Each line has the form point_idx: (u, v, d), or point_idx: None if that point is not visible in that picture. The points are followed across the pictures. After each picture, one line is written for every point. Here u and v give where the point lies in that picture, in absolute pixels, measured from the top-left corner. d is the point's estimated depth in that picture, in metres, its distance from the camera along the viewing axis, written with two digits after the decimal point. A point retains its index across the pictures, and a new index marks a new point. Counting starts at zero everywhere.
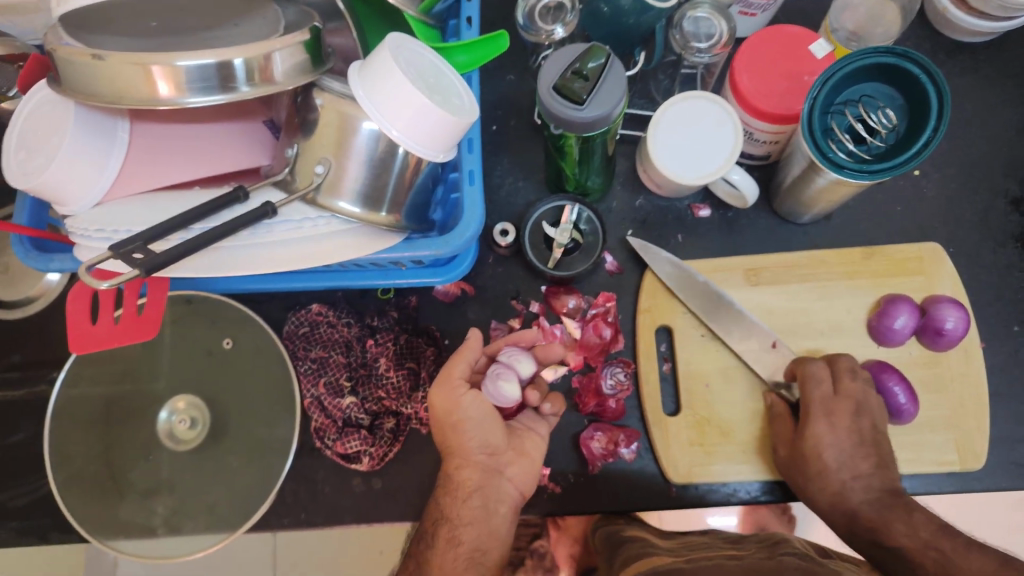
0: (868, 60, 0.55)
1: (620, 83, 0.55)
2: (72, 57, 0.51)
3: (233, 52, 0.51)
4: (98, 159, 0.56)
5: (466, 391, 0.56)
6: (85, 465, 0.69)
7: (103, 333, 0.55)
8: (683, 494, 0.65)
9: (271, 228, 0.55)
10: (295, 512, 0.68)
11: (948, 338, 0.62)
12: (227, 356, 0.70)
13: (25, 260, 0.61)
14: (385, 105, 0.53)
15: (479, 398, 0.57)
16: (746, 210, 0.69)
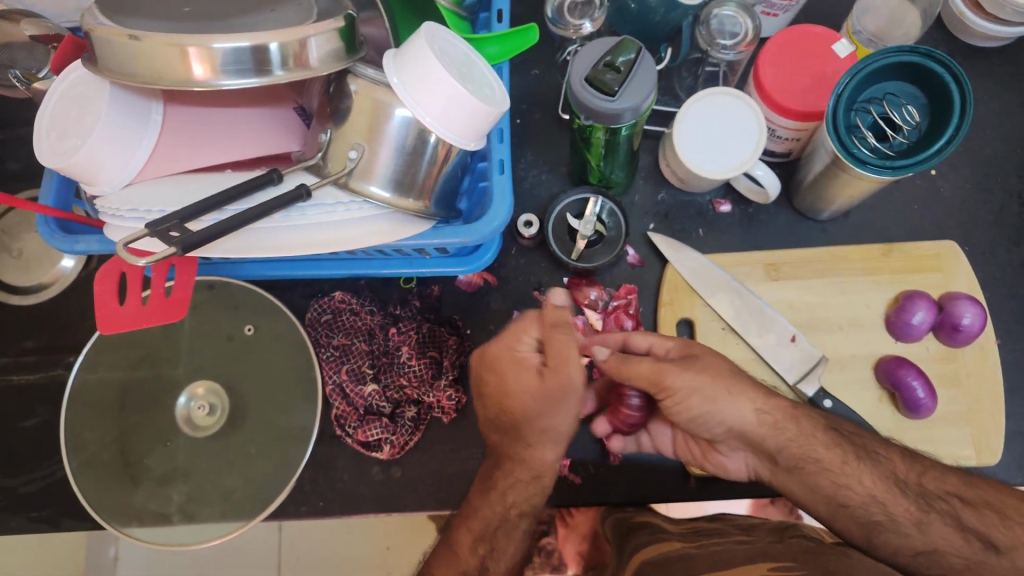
0: (892, 60, 0.56)
1: (650, 76, 0.56)
2: (110, 37, 0.51)
3: (269, 36, 0.51)
4: (132, 140, 0.56)
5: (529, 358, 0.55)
6: (99, 450, 0.68)
7: (130, 314, 0.54)
8: (703, 486, 0.66)
9: (305, 211, 0.56)
10: (313, 500, 0.68)
11: (965, 334, 0.64)
12: (247, 343, 0.70)
13: (51, 242, 0.59)
14: (419, 92, 0.53)
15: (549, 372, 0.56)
16: (766, 206, 0.71)
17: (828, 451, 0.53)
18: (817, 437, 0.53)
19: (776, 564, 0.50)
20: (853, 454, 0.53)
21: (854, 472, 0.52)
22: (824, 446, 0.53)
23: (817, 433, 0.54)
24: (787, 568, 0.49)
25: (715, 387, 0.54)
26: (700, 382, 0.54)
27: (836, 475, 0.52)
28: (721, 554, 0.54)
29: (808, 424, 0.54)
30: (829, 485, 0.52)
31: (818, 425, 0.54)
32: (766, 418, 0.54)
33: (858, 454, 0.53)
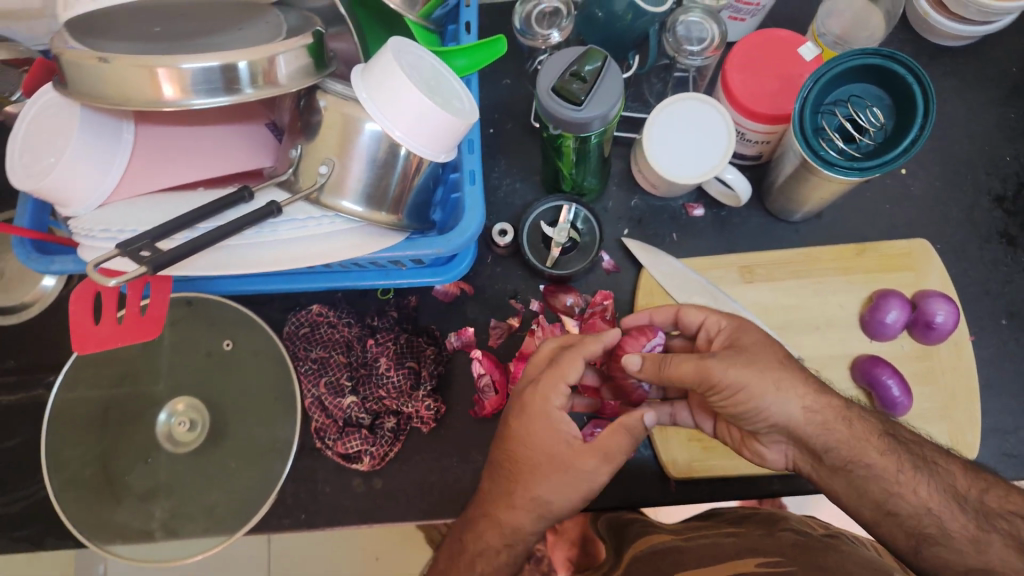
0: (856, 62, 0.57)
1: (617, 84, 0.57)
2: (80, 60, 0.52)
3: (237, 55, 0.52)
4: (103, 161, 0.56)
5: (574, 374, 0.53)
6: (81, 468, 0.68)
7: (105, 333, 0.55)
8: (683, 490, 0.67)
9: (275, 227, 0.56)
10: (295, 513, 0.67)
11: (939, 331, 0.64)
12: (226, 358, 0.70)
13: (25, 262, 0.60)
14: (387, 106, 0.54)
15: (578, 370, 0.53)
16: (738, 209, 0.71)
17: (883, 457, 0.51)
18: (872, 441, 0.51)
19: (766, 559, 0.48)
20: (911, 460, 0.51)
21: (908, 481, 0.50)
22: (876, 450, 0.51)
23: (869, 433, 0.52)
24: (775, 562, 0.47)
25: (763, 381, 0.51)
26: (752, 380, 0.51)
27: (888, 481, 0.50)
28: (708, 547, 0.54)
29: (862, 423, 0.52)
30: (880, 491, 0.50)
31: (871, 426, 0.52)
32: (814, 416, 0.51)
33: (913, 461, 0.51)
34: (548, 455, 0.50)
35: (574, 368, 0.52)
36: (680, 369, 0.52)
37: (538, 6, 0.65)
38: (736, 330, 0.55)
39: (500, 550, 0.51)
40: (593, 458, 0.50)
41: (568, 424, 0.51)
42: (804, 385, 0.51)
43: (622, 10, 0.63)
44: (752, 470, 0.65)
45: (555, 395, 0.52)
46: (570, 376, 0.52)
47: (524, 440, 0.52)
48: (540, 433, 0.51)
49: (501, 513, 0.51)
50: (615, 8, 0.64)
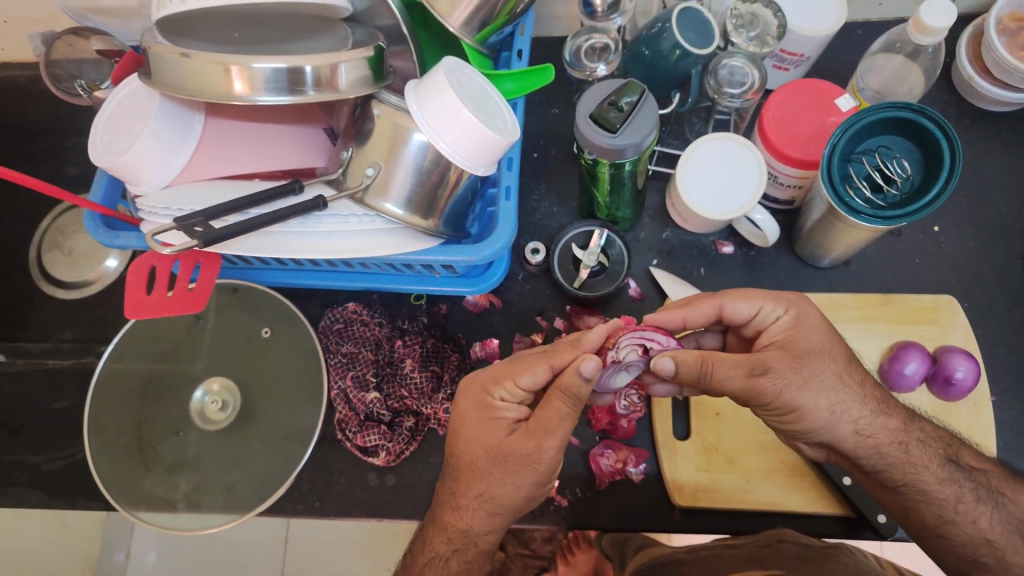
0: (885, 114, 0.58)
1: (653, 117, 0.60)
2: (164, 54, 0.57)
3: (304, 60, 0.57)
4: (175, 146, 0.61)
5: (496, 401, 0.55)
6: (118, 434, 0.73)
7: (155, 303, 0.59)
8: (686, 519, 0.67)
9: (320, 220, 0.60)
10: (308, 500, 0.69)
11: (958, 387, 0.64)
12: (264, 345, 0.74)
13: (94, 235, 0.65)
14: (434, 118, 0.58)
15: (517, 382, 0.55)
16: (767, 250, 0.73)
17: (945, 487, 0.54)
18: (931, 467, 0.54)
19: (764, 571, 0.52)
20: (975, 492, 0.53)
21: (968, 512, 0.53)
22: (936, 478, 0.54)
23: (929, 458, 0.54)
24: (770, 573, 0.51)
25: (818, 406, 0.53)
26: (807, 401, 0.53)
27: (946, 509, 0.53)
28: (707, 560, 0.58)
29: (921, 448, 0.55)
30: (934, 517, 0.53)
31: (934, 453, 0.55)
32: (865, 440, 0.55)
33: (978, 492, 0.53)
34: (480, 435, 0.55)
35: (534, 376, 0.54)
36: (724, 383, 0.53)
37: (588, 40, 0.69)
38: (795, 330, 0.55)
39: (448, 556, 0.57)
40: (533, 441, 0.52)
41: (509, 410, 0.55)
42: (860, 407, 0.54)
43: (668, 48, 0.67)
44: (756, 505, 0.66)
45: (493, 387, 0.56)
46: (523, 380, 0.54)
47: (462, 425, 0.56)
48: (475, 421, 0.55)
49: (451, 520, 0.57)
50: (662, 47, 0.67)
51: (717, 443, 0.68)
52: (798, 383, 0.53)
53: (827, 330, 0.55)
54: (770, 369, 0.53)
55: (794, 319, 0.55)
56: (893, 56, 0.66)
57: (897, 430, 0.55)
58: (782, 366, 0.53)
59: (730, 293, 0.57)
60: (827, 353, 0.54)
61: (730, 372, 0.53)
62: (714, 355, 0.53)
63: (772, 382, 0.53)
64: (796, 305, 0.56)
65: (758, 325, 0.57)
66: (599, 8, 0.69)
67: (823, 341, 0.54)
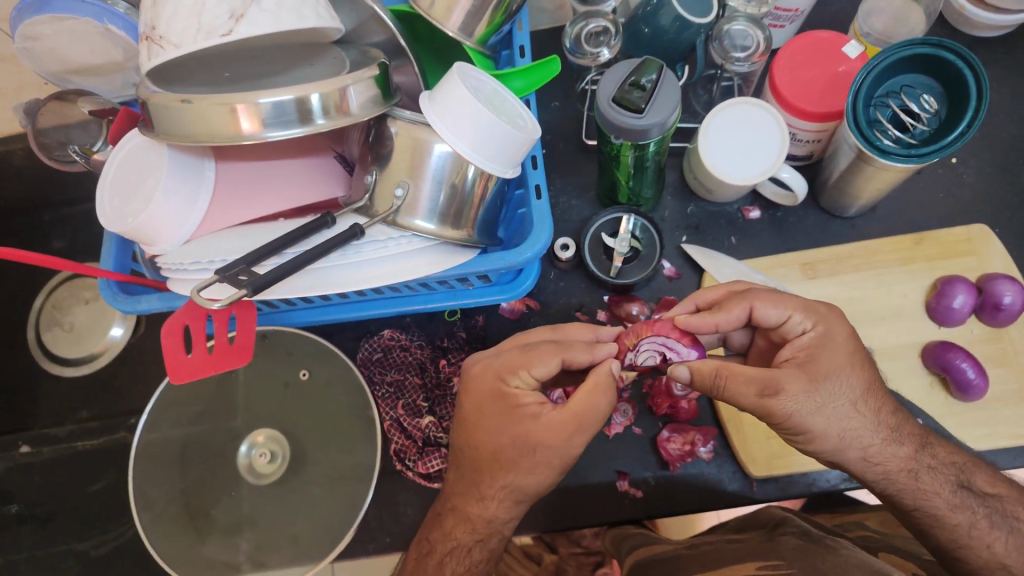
0: (905, 53, 0.58)
1: (674, 92, 0.58)
2: (166, 102, 0.54)
3: (311, 87, 0.55)
4: (189, 200, 0.59)
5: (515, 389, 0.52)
6: (168, 504, 0.69)
7: (199, 363, 0.56)
8: (764, 489, 0.67)
9: (360, 249, 0.58)
10: (379, 537, 0.68)
11: (1007, 313, 0.65)
12: (303, 388, 0.71)
13: (114, 303, 0.62)
14: (456, 125, 0.56)
15: (535, 366, 0.51)
16: (793, 208, 0.72)
17: (957, 512, 0.54)
18: (943, 493, 0.54)
19: (766, 562, 0.51)
20: (988, 517, 0.53)
21: (981, 537, 0.53)
22: (948, 503, 0.54)
23: (942, 485, 0.55)
24: (774, 565, 0.50)
25: (827, 432, 0.52)
26: (817, 424, 0.52)
27: (959, 534, 0.53)
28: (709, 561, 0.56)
29: (932, 475, 0.55)
30: (947, 540, 0.54)
31: (946, 480, 0.55)
32: (873, 466, 0.54)
33: (992, 517, 0.54)
34: (504, 424, 0.51)
35: (544, 363, 0.51)
36: (736, 400, 0.52)
37: (586, 26, 0.68)
38: (817, 348, 0.51)
39: (471, 547, 0.55)
40: (563, 436, 0.50)
41: (529, 397, 0.51)
42: (872, 435, 0.53)
43: (668, 23, 0.66)
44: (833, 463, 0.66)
45: (513, 375, 0.52)
46: (539, 369, 0.51)
47: (480, 416, 0.53)
48: (494, 411, 0.52)
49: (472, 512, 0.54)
50: (661, 22, 0.67)
51: None
52: (811, 406, 0.51)
53: (853, 349, 0.52)
54: (784, 390, 0.50)
55: (820, 335, 0.52)
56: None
57: (908, 457, 0.55)
58: (796, 387, 0.50)
59: (759, 294, 0.54)
60: (850, 375, 0.52)
61: (741, 390, 0.51)
62: (726, 372, 0.51)
63: (788, 405, 0.50)
64: (824, 323, 0.52)
65: (784, 333, 0.53)
66: None
67: (847, 359, 0.51)
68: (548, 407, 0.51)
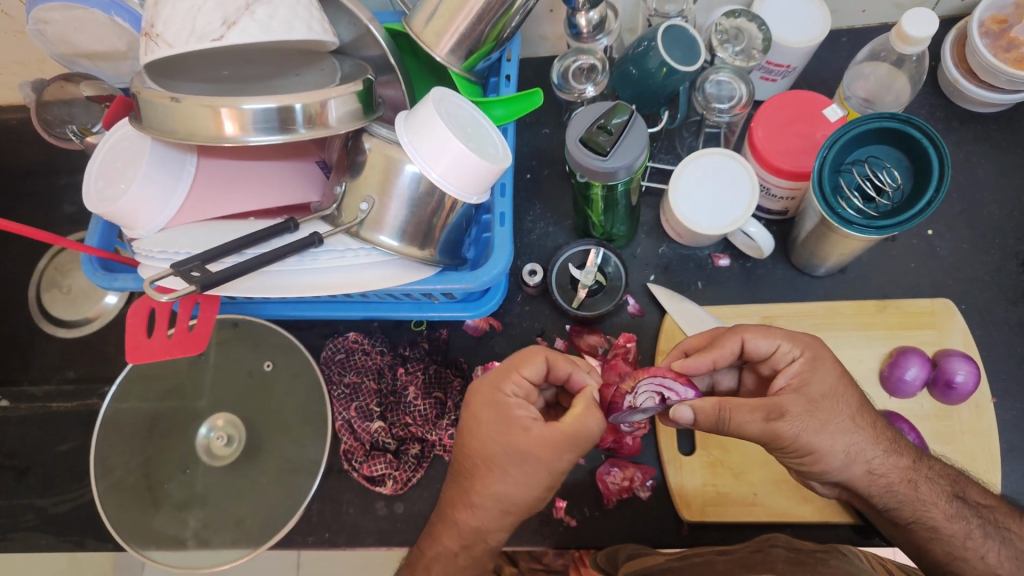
0: (872, 125, 0.58)
1: (643, 136, 0.60)
2: (154, 99, 0.57)
3: (293, 98, 0.57)
4: (167, 190, 0.61)
5: (507, 394, 0.52)
6: (125, 474, 0.73)
7: (157, 346, 0.58)
8: (695, 533, 0.68)
9: (316, 256, 0.60)
10: (319, 531, 0.70)
11: (960, 391, 0.64)
12: (265, 378, 0.75)
13: (92, 278, 0.65)
14: (425, 149, 0.58)
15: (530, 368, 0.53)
16: (763, 261, 0.73)
17: (953, 522, 0.55)
18: (940, 503, 0.55)
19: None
20: (982, 528, 0.55)
21: (976, 547, 0.54)
22: (945, 514, 0.55)
23: (938, 496, 0.55)
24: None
25: (833, 449, 0.52)
26: (821, 444, 0.52)
27: (955, 545, 0.54)
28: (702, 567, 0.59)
29: (930, 486, 0.56)
30: (943, 553, 0.55)
31: (941, 490, 0.56)
32: (877, 479, 0.55)
33: (985, 528, 0.55)
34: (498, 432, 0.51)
35: (535, 364, 0.53)
36: (744, 429, 0.52)
37: (576, 61, 0.69)
38: (807, 373, 0.53)
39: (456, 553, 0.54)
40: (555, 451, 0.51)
41: (521, 408, 0.52)
42: (874, 449, 0.54)
43: (655, 67, 0.67)
44: (763, 518, 0.66)
45: (507, 383, 0.53)
46: (530, 372, 0.53)
47: (473, 425, 0.53)
48: (490, 419, 0.52)
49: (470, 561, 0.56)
50: (649, 65, 0.68)
51: (722, 456, 0.68)
52: (813, 428, 0.52)
53: (840, 375, 0.54)
54: (787, 413, 0.51)
55: (809, 361, 0.54)
56: (878, 65, 0.67)
57: (907, 468, 0.55)
58: (798, 409, 0.51)
59: (749, 328, 0.56)
60: (840, 396, 0.53)
61: (748, 419, 0.51)
62: (728, 405, 0.52)
63: (791, 428, 0.51)
64: (812, 351, 0.54)
65: (774, 363, 0.55)
66: (585, 30, 0.68)
67: (837, 384, 0.53)
68: (540, 421, 0.51)
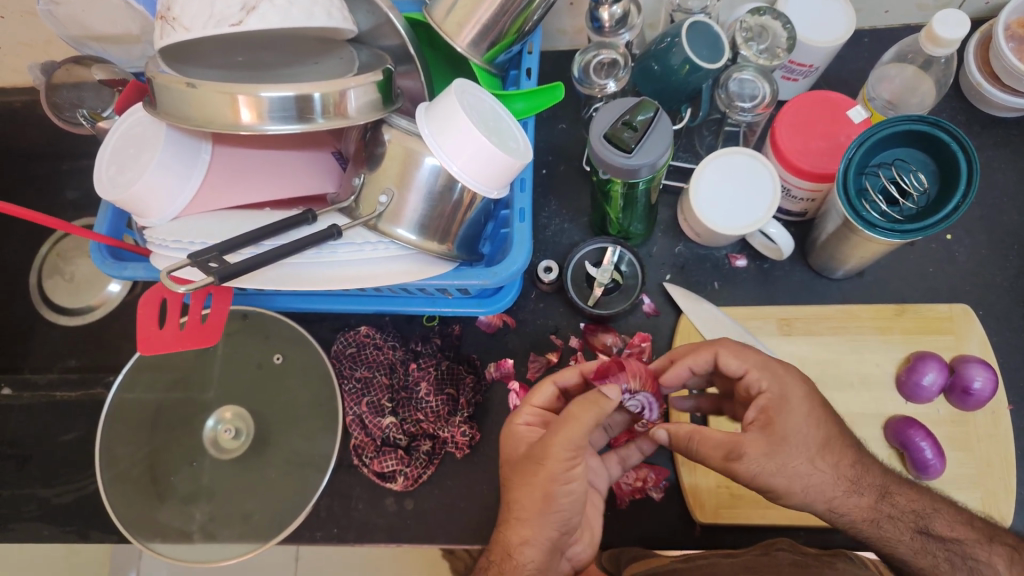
0: (900, 127, 0.58)
1: (665, 137, 0.58)
2: (170, 84, 0.55)
3: (313, 87, 0.56)
4: (181, 178, 0.60)
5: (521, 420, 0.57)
6: (130, 466, 0.72)
7: (169, 338, 0.57)
8: (708, 536, 0.67)
9: (335, 249, 0.59)
10: (327, 527, 0.69)
11: (977, 397, 0.64)
12: (276, 371, 0.74)
13: (101, 266, 0.64)
14: (446, 142, 0.57)
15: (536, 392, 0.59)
16: (781, 262, 0.73)
17: (920, 557, 0.54)
18: (904, 539, 0.54)
19: None
20: (949, 561, 0.53)
21: None
22: (911, 548, 0.54)
23: (902, 531, 0.54)
24: None
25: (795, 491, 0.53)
26: (781, 485, 0.53)
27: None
28: (707, 564, 0.59)
29: (893, 524, 0.54)
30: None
31: (905, 526, 0.54)
32: (839, 517, 0.54)
33: (953, 561, 0.53)
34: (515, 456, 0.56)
35: (541, 394, 0.58)
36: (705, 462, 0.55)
37: (597, 55, 0.68)
38: (775, 405, 0.54)
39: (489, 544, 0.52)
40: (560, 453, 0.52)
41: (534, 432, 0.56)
42: (834, 488, 0.53)
43: (677, 64, 0.66)
44: (777, 521, 0.66)
45: (518, 414, 0.58)
46: (538, 399, 0.58)
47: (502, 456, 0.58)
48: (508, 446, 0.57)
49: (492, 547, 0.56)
50: (672, 62, 0.67)
51: None
52: (770, 468, 0.52)
53: (809, 402, 0.54)
54: (746, 451, 0.53)
55: (774, 394, 0.54)
56: (905, 66, 0.66)
57: (869, 508, 0.54)
58: (757, 451, 0.52)
59: (728, 345, 0.58)
60: (805, 434, 0.53)
61: (710, 450, 0.55)
62: (699, 433, 0.56)
63: (748, 466, 0.52)
64: (777, 380, 0.55)
65: (746, 387, 0.57)
66: (607, 24, 0.68)
67: (806, 418, 0.53)
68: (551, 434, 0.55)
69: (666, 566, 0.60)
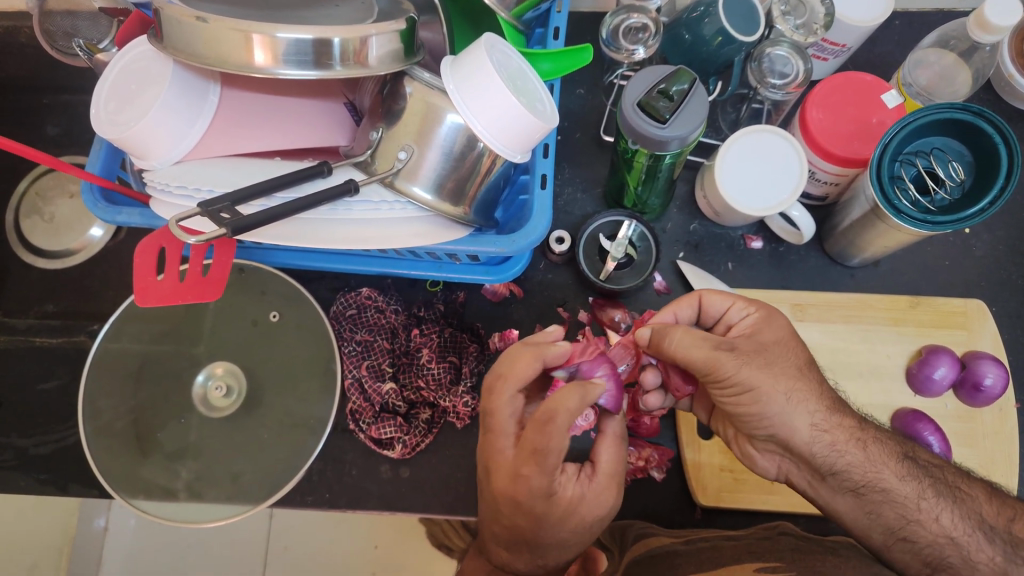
0: (944, 115, 0.56)
1: (703, 109, 0.56)
2: (177, 17, 0.51)
3: (332, 30, 0.51)
4: (186, 121, 0.56)
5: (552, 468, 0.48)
6: (114, 420, 0.68)
7: (168, 288, 0.52)
8: (708, 518, 0.67)
9: (351, 206, 0.56)
10: (319, 492, 0.67)
11: (987, 394, 0.64)
12: (272, 329, 0.71)
13: (93, 210, 0.59)
14: (472, 98, 0.53)
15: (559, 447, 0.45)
16: (797, 246, 0.72)
17: (905, 484, 0.50)
18: (889, 464, 0.51)
19: (766, 564, 0.53)
20: (935, 487, 0.50)
21: (930, 509, 0.49)
22: (896, 475, 0.50)
23: (887, 456, 0.51)
24: (773, 566, 0.52)
25: (774, 389, 0.50)
26: (761, 381, 0.50)
27: (908, 509, 0.49)
28: (709, 551, 0.57)
29: (878, 448, 0.51)
30: (896, 519, 0.50)
31: (889, 452, 0.51)
32: (821, 435, 0.51)
33: (937, 488, 0.50)
34: None
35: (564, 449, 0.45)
36: (688, 353, 0.50)
37: (626, 20, 0.65)
38: (760, 324, 0.53)
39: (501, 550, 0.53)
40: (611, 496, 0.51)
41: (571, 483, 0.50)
42: (814, 404, 0.51)
43: (709, 35, 0.64)
44: (778, 508, 0.65)
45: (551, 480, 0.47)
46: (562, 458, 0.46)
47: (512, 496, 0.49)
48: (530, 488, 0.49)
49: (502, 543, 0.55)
50: (704, 32, 0.65)
51: None
52: (757, 361, 0.50)
53: (793, 331, 0.54)
54: (733, 346, 0.51)
55: (760, 316, 0.54)
56: (946, 53, 0.65)
57: (853, 428, 0.52)
58: (744, 348, 0.51)
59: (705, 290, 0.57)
60: (789, 347, 0.52)
61: (695, 343, 0.50)
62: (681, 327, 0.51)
63: (733, 357, 0.50)
64: (765, 308, 0.54)
65: (727, 324, 0.55)
66: None
67: (787, 338, 0.53)
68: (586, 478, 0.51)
69: (664, 549, 0.58)
